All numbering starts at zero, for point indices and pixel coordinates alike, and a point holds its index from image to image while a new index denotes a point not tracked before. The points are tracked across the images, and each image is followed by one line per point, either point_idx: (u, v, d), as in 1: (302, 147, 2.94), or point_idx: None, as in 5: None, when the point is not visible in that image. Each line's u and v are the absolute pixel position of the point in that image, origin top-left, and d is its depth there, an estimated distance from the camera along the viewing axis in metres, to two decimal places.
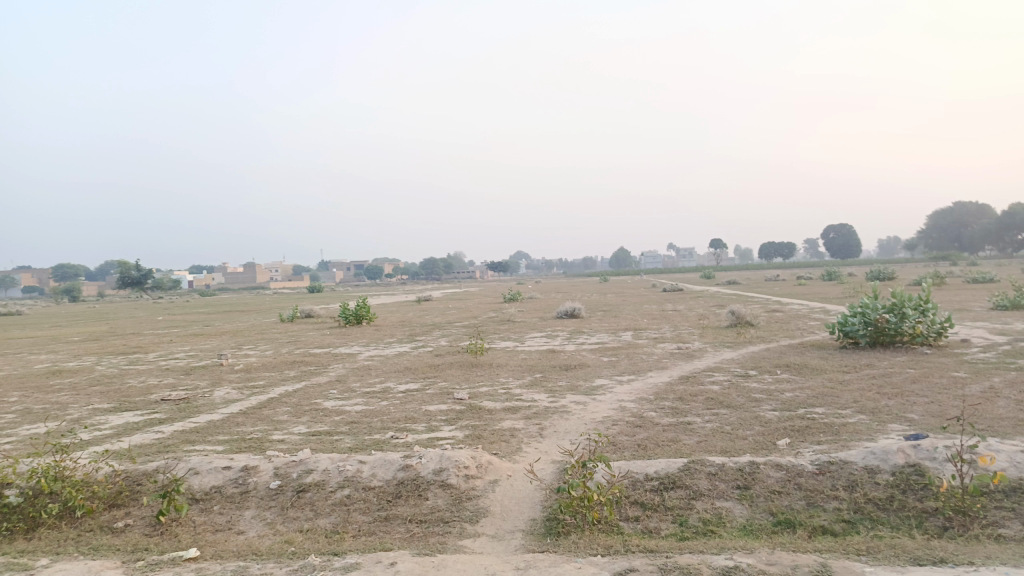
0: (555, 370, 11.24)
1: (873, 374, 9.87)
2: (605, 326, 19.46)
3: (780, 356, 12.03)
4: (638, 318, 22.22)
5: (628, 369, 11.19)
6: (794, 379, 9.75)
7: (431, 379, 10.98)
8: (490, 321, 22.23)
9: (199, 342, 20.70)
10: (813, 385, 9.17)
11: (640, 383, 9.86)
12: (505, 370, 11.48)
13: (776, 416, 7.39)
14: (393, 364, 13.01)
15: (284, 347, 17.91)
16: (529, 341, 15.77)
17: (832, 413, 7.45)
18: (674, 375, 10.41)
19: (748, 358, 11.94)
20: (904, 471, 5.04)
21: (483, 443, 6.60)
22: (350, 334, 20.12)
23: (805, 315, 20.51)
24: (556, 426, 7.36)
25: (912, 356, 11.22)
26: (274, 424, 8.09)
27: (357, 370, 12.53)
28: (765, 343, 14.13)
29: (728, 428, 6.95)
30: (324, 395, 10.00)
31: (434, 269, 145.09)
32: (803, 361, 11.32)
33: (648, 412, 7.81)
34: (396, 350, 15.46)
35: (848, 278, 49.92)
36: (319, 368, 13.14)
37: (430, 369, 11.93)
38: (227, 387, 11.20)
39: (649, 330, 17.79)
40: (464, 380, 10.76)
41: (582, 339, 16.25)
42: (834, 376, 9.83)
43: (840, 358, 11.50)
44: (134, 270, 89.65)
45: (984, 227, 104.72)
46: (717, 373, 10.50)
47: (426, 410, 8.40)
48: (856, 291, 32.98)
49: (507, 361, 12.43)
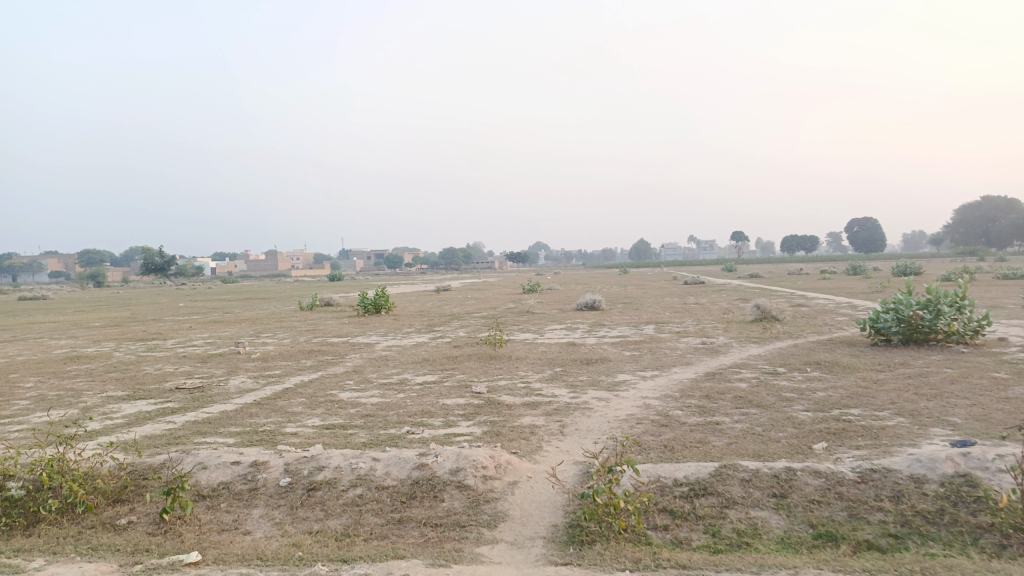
0: (576, 364, 10.93)
1: (909, 373, 9.45)
2: (627, 318, 19.12)
3: (809, 353, 11.61)
4: (660, 310, 21.86)
5: (652, 364, 10.85)
6: (826, 377, 9.36)
7: (448, 371, 10.72)
8: (509, 312, 21.99)
9: (218, 329, 20.65)
10: (846, 384, 8.78)
11: (665, 379, 9.54)
12: (525, 363, 11.20)
13: (809, 417, 7.03)
14: (411, 355, 12.78)
15: (302, 335, 17.80)
16: (550, 334, 15.45)
17: (869, 415, 7.09)
18: (699, 371, 10.07)
19: (776, 355, 11.54)
20: (954, 481, 4.69)
21: (502, 441, 6.32)
22: (368, 323, 19.95)
23: (833, 310, 19.97)
24: (577, 423, 7.06)
25: (948, 355, 10.77)
26: (287, 416, 7.88)
27: (374, 360, 12.31)
28: (792, 338, 13.72)
29: (760, 429, 6.61)
30: (340, 386, 9.78)
31: (454, 259, 145.09)
32: (833, 359, 10.91)
33: (673, 410, 7.49)
34: (414, 340, 15.23)
35: (873, 272, 49.04)
36: (336, 358, 12.94)
37: (448, 361, 11.68)
38: (242, 376, 11.04)
39: (672, 324, 17.40)
40: (482, 372, 10.50)
41: (603, 331, 15.93)
42: (868, 375, 9.43)
43: (872, 356, 11.07)
44: (158, 255, 90.50)
45: (1014, 222, 102.56)
46: (744, 369, 10.13)
47: (444, 404, 8.14)
48: (883, 286, 32.23)
49: (526, 353, 12.14)
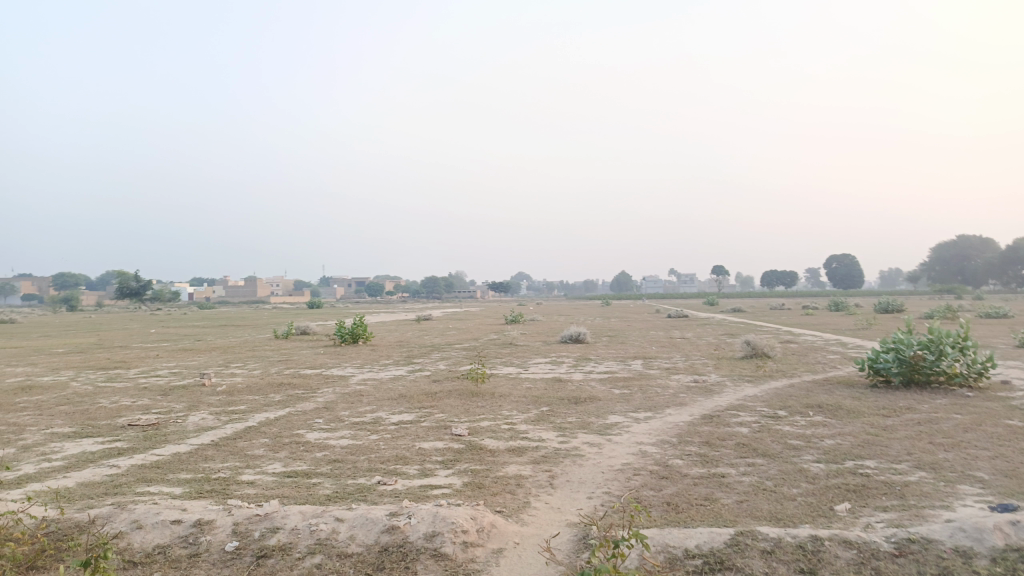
0: (563, 402, 10.24)
1: (918, 419, 8.86)
2: (613, 353, 18.48)
3: (808, 394, 11.02)
4: (646, 345, 21.27)
5: (644, 404, 10.20)
6: (831, 422, 8.75)
7: (427, 409, 9.99)
8: (491, 344, 21.27)
9: (186, 358, 19.69)
10: (854, 431, 8.16)
11: (659, 421, 8.88)
12: (508, 401, 10.48)
13: (823, 470, 6.40)
14: (387, 390, 12.04)
15: (274, 366, 16.92)
16: (534, 368, 14.76)
17: (886, 468, 6.47)
18: (695, 414, 9.42)
19: (773, 396, 10.93)
20: (1007, 558, 4.07)
21: (484, 496, 5.62)
22: (344, 354, 19.14)
23: (823, 348, 19.44)
24: (568, 474, 6.37)
25: (954, 399, 10.22)
26: (246, 461, 7.11)
27: (347, 396, 11.55)
28: (787, 378, 13.13)
29: (770, 484, 5.96)
30: (308, 424, 9.01)
31: (435, 288, 144.35)
32: (835, 401, 10.32)
33: (672, 459, 6.82)
34: (391, 373, 14.46)
35: (854, 309, 49.06)
36: (306, 392, 12.14)
37: (427, 398, 10.93)
38: (203, 412, 10.22)
39: (660, 359, 16.78)
40: (463, 411, 9.75)
41: (590, 367, 15.26)
42: (875, 420, 8.83)
43: (875, 398, 10.49)
44: (133, 279, 89.06)
45: (989, 261, 103.91)
46: (742, 412, 9.50)
47: (420, 449, 7.41)
48: (869, 322, 31.97)
49: (510, 391, 11.44)
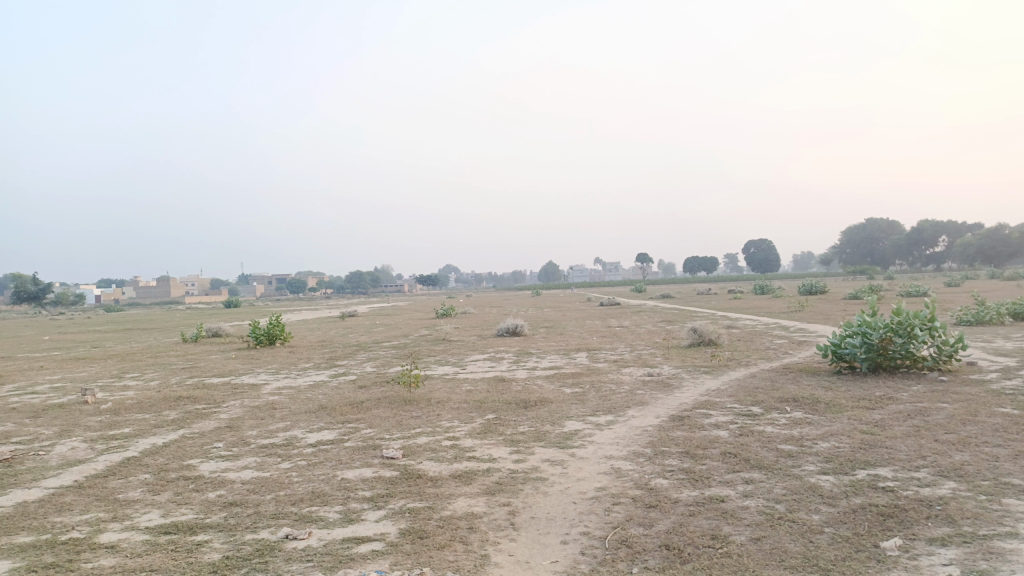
0: (511, 408, 8.93)
1: (906, 412, 7.95)
2: (554, 345, 17.32)
3: (776, 386, 10.05)
4: (586, 335, 20.25)
5: (602, 405, 8.98)
6: (815, 419, 7.74)
7: (352, 423, 8.50)
8: (423, 340, 19.82)
9: (74, 369, 17.37)
10: (847, 431, 7.13)
11: (624, 428, 7.67)
12: (447, 409, 9.10)
13: (836, 485, 5.28)
14: (304, 400, 10.44)
15: (176, 376, 14.95)
16: (471, 367, 13.40)
17: (908, 478, 5.42)
18: (662, 415, 8.27)
19: (739, 389, 9.92)
20: None
21: (428, 553, 4.24)
22: (258, 358, 17.26)
23: (766, 333, 18.82)
24: (531, 509, 5.05)
25: (932, 387, 9.41)
26: (113, 511, 5.48)
27: (257, 410, 9.91)
28: (745, 367, 12.22)
29: (784, 511, 4.80)
30: (203, 453, 7.39)
31: (361, 283, 140.66)
32: (808, 392, 9.38)
33: (655, 481, 5.59)
34: (311, 379, 12.82)
35: (780, 292, 49.82)
36: (209, 407, 10.40)
37: (352, 408, 9.42)
38: (76, 439, 8.40)
39: (604, 351, 15.69)
40: (394, 424, 8.31)
41: (533, 362, 13.99)
42: (860, 415, 7.87)
43: (850, 388, 9.61)
44: (31, 283, 82.91)
45: (896, 244, 108.78)
46: (713, 411, 8.41)
47: (342, 482, 5.95)
48: (801, 305, 32.06)
49: (448, 396, 10.02)
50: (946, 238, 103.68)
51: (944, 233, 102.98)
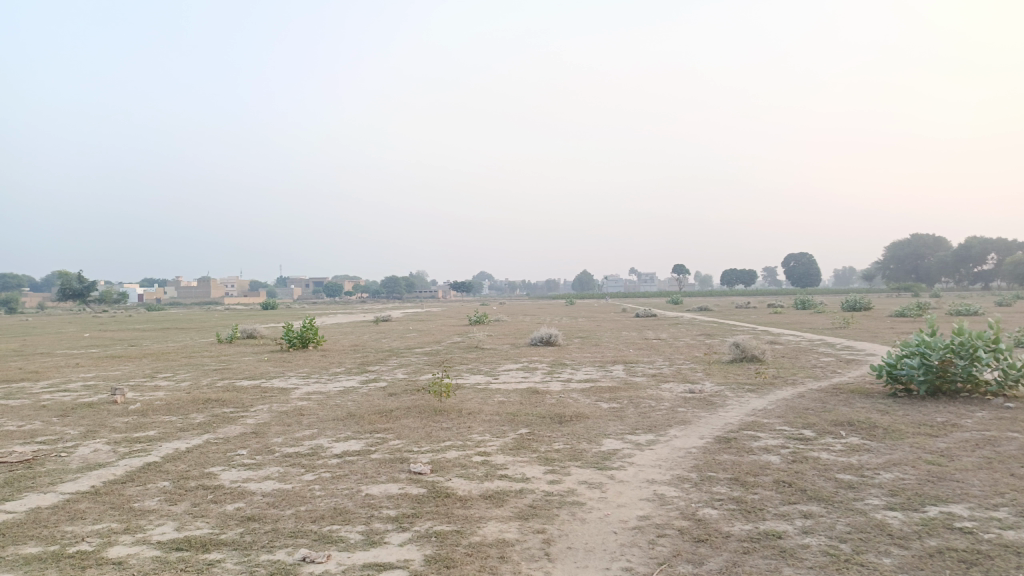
0: (545, 422, 8.52)
1: (974, 440, 7.35)
2: (589, 356, 16.88)
3: (826, 407, 9.48)
4: (622, 346, 19.76)
5: (641, 423, 8.53)
6: (873, 446, 7.18)
7: (380, 433, 8.18)
8: (456, 348, 19.54)
9: (108, 367, 17.41)
10: (910, 461, 6.57)
11: (666, 448, 7.21)
12: (478, 421, 8.73)
13: (907, 524, 4.78)
14: (333, 407, 10.16)
15: (207, 377, 14.84)
16: (504, 377, 13.02)
17: (988, 518, 4.88)
18: (706, 436, 7.79)
19: (787, 410, 9.37)
20: None
21: None
22: (289, 362, 17.11)
23: (811, 350, 18.10)
24: (568, 538, 4.64)
25: (999, 413, 8.76)
26: (127, 521, 5.22)
27: (284, 416, 9.65)
28: (791, 386, 11.63)
29: (850, 552, 4.31)
30: (226, 460, 7.12)
31: (395, 288, 141.66)
32: (863, 416, 8.80)
33: (702, 512, 5.13)
34: (340, 385, 12.56)
35: (821, 307, 48.62)
36: (236, 411, 10.19)
37: (380, 417, 9.11)
38: (100, 441, 8.22)
39: (642, 364, 15.20)
40: (423, 436, 7.96)
41: (567, 374, 13.56)
42: (923, 442, 7.30)
43: (907, 412, 9.00)
44: (77, 280, 85.01)
45: (943, 261, 105.79)
46: (761, 433, 7.91)
47: (367, 498, 5.62)
48: (844, 322, 31.13)
49: (480, 407, 9.66)
50: (996, 256, 100.51)
51: (993, 250, 99.84)
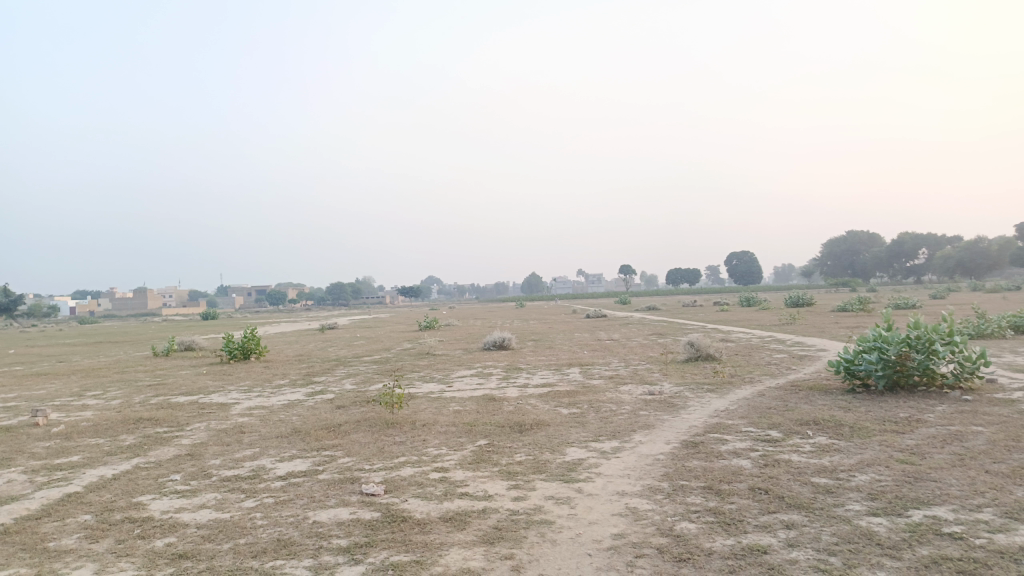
0: (504, 432, 8.09)
1: (941, 436, 7.23)
2: (544, 360, 16.55)
3: (789, 406, 9.32)
4: (576, 348, 19.51)
5: (604, 429, 8.18)
6: (844, 446, 6.98)
7: (328, 451, 7.62)
8: (406, 355, 18.98)
9: (32, 385, 16.26)
10: (884, 461, 6.37)
11: (633, 456, 6.87)
12: (434, 433, 8.25)
13: (894, 532, 4.52)
14: (277, 423, 9.52)
15: (140, 394, 13.93)
16: (458, 384, 12.56)
17: (975, 522, 4.66)
18: (672, 441, 7.48)
19: (750, 410, 9.17)
20: None
21: None
22: (230, 375, 16.27)
23: (764, 347, 18.13)
24: (539, 564, 4.23)
25: (958, 407, 8.72)
26: (38, 565, 4.59)
27: (223, 434, 8.98)
28: (750, 385, 11.48)
29: (843, 566, 4.02)
30: (157, 488, 6.48)
31: (342, 295, 139.38)
32: (826, 414, 8.65)
33: (680, 527, 4.78)
34: (285, 398, 11.88)
35: (765, 304, 49.61)
36: (171, 430, 9.47)
37: (329, 432, 8.54)
38: (15, 470, 7.44)
39: (598, 366, 14.91)
40: (376, 452, 7.45)
41: (523, 379, 13.17)
42: (891, 440, 7.14)
43: (869, 408, 8.89)
44: (2, 294, 80.90)
45: (877, 257, 109.52)
46: (728, 436, 7.65)
47: (315, 526, 5.10)
48: (790, 318, 31.67)
49: (434, 417, 9.18)
50: (926, 251, 104.56)
51: (924, 246, 103.86)
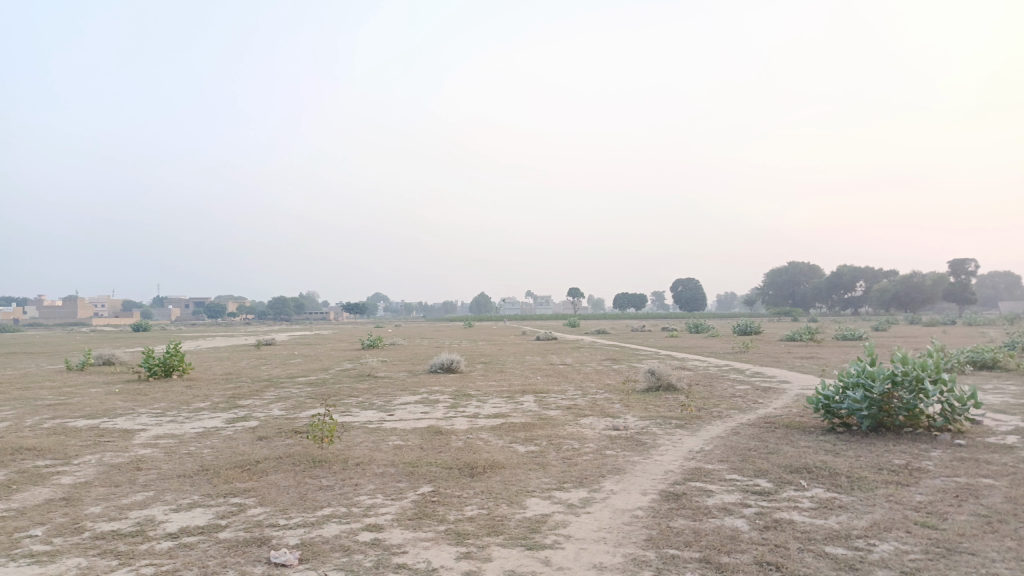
0: (452, 476, 6.87)
1: (952, 491, 6.32)
2: (495, 385, 15.38)
3: (770, 448, 8.35)
4: (528, 373, 18.41)
5: (568, 474, 7.05)
6: (848, 502, 6.00)
7: (238, 498, 6.27)
8: (345, 376, 17.56)
9: None
10: (902, 523, 5.39)
11: (607, 512, 5.74)
12: (368, 475, 6.98)
13: None
14: (184, 459, 8.07)
15: (34, 415, 12.18)
16: (400, 412, 11.26)
17: None
18: (650, 492, 6.38)
19: (728, 452, 8.16)
20: None
21: None
22: (146, 395, 14.58)
23: (723, 377, 17.36)
24: None
25: (954, 454, 7.91)
26: None
27: (115, 472, 7.49)
28: (721, 421, 10.53)
29: None
30: (5, 549, 5.04)
31: (284, 310, 135.55)
32: (815, 459, 7.70)
33: None
34: (200, 426, 10.38)
35: (712, 331, 49.56)
36: (53, 465, 7.92)
37: (243, 473, 7.17)
38: None
39: (553, 394, 13.83)
40: (295, 501, 6.13)
41: (473, 407, 11.95)
42: (899, 495, 6.20)
43: (859, 453, 7.99)
44: None
45: (818, 288, 112.05)
46: (711, 485, 6.59)
47: None
48: (741, 347, 31.32)
49: (371, 455, 7.90)
50: (864, 283, 107.43)
51: (862, 279, 106.74)
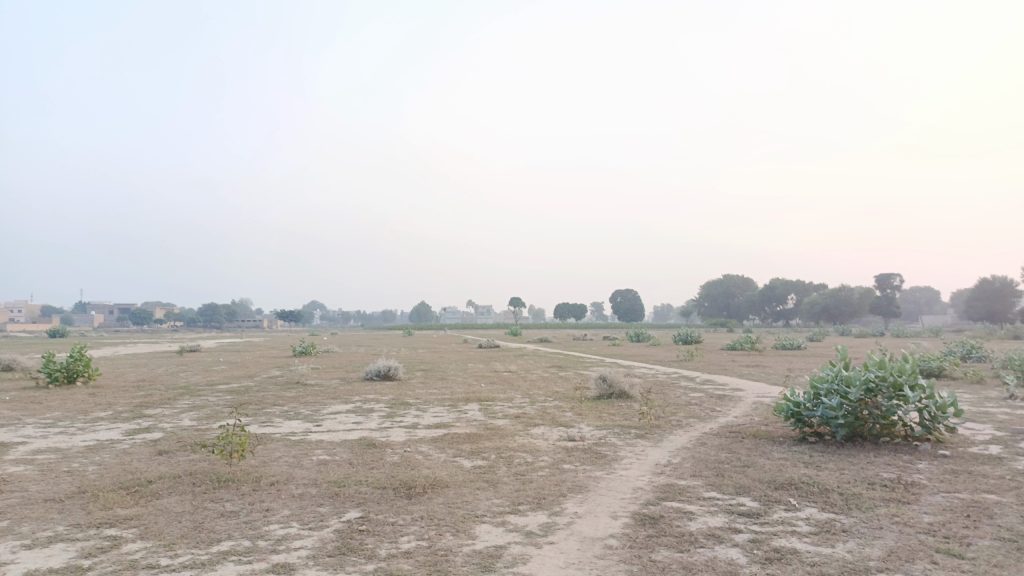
0: (386, 499, 5.75)
1: (963, 510, 5.55)
2: (436, 393, 14.24)
3: (745, 461, 7.49)
4: (471, 380, 17.31)
5: (524, 494, 6.00)
6: (853, 526, 5.13)
7: (113, 531, 5.00)
8: (273, 383, 16.12)
9: None
10: (922, 552, 4.54)
11: (574, 542, 4.71)
12: (283, 499, 5.77)
13: None
14: (59, 479, 6.68)
15: None
16: (329, 422, 10.02)
17: None
18: (623, 514, 5.40)
19: (700, 465, 7.27)
20: None
21: None
22: (40, 403, 12.88)
23: (675, 384, 16.64)
24: None
25: (944, 466, 7.20)
26: None
27: None
28: (684, 430, 9.68)
29: None
30: None
31: (216, 317, 130.54)
32: (797, 474, 6.86)
33: None
34: (92, 439, 8.92)
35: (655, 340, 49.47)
36: None
37: (128, 496, 5.87)
38: None
39: (499, 402, 12.78)
40: (186, 533, 4.88)
41: (413, 417, 10.80)
42: (905, 516, 5.38)
43: (842, 466, 7.21)
44: None
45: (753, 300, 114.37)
46: (691, 506, 5.66)
47: None
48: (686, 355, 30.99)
49: (289, 472, 6.70)
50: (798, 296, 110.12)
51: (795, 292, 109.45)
